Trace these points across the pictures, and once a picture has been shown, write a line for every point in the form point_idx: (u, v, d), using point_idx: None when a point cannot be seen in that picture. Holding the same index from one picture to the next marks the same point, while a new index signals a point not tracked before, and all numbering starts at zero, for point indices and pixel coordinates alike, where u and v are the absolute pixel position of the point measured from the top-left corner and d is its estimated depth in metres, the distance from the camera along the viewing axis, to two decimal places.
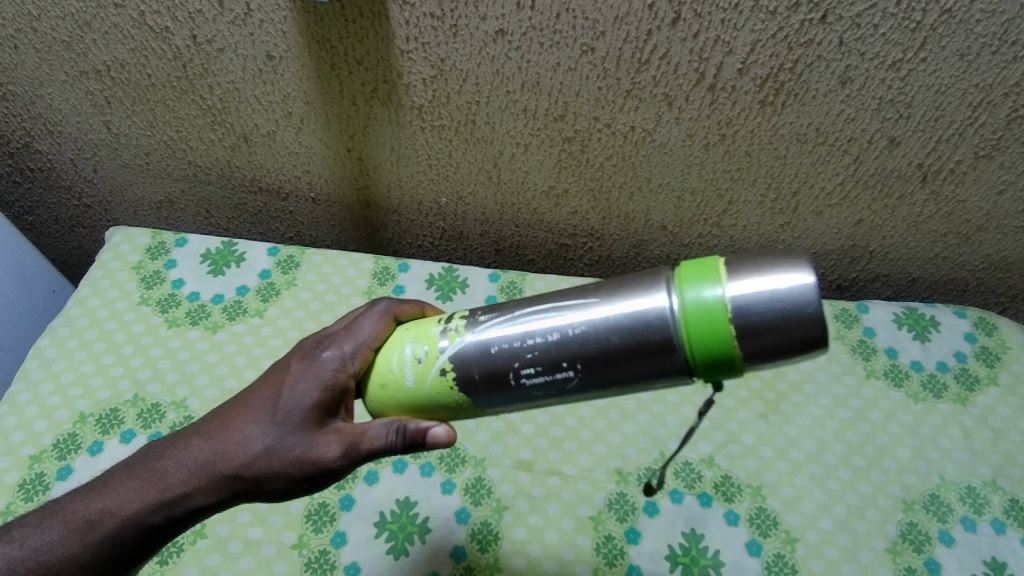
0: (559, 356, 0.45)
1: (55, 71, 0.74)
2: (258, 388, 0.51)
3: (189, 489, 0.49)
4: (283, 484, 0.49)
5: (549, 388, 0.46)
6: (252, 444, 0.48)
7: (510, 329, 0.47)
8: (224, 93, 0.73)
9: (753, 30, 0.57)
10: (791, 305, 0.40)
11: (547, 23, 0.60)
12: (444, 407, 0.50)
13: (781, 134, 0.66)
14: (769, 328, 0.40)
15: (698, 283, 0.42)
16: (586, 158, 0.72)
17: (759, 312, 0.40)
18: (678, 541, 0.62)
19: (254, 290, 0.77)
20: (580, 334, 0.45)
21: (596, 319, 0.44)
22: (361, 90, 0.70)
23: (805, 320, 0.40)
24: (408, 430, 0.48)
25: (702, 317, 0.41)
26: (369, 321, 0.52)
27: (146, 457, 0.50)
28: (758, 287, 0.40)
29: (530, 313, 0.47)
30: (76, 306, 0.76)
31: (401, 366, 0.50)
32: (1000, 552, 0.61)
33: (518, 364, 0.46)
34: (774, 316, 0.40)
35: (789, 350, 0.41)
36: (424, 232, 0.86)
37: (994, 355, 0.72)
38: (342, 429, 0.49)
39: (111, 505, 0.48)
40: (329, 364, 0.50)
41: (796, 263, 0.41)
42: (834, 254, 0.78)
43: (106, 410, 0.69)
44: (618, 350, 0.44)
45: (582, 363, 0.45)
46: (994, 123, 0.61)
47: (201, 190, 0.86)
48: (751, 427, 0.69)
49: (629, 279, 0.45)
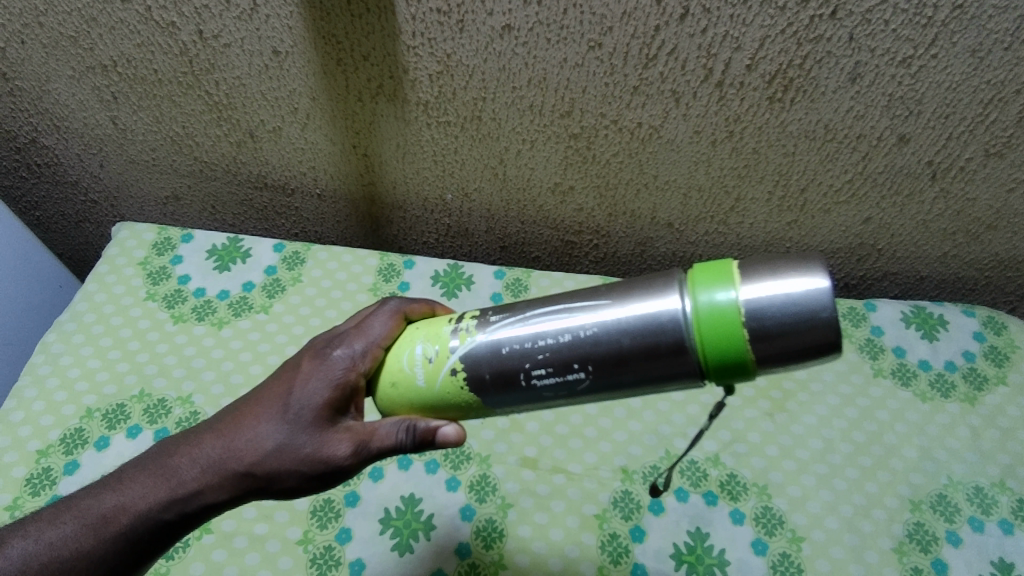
0: (571, 357, 0.45)
1: (62, 67, 0.74)
2: (268, 386, 0.51)
3: (201, 486, 0.49)
4: (293, 482, 0.49)
5: (559, 389, 0.46)
6: (263, 441, 0.48)
7: (521, 329, 0.47)
8: (230, 88, 0.73)
9: (762, 25, 0.57)
10: (805, 309, 0.40)
11: (554, 19, 0.60)
12: (454, 407, 0.50)
13: (788, 131, 0.65)
14: (782, 332, 0.40)
15: (711, 285, 0.42)
16: (592, 154, 0.72)
17: (772, 315, 0.40)
18: (683, 539, 0.62)
19: (260, 286, 0.77)
20: (592, 336, 0.45)
21: (609, 320, 0.44)
22: (367, 85, 0.69)
23: (819, 323, 0.39)
24: (417, 428, 0.49)
25: (715, 320, 0.41)
26: (379, 319, 0.52)
27: (158, 453, 0.51)
28: (773, 290, 0.40)
29: (541, 314, 0.47)
30: (82, 301, 0.76)
31: (411, 365, 0.50)
32: (1008, 554, 0.61)
33: (528, 365, 0.46)
34: (788, 319, 0.40)
35: (802, 354, 0.40)
36: (429, 228, 0.85)
37: (1003, 354, 0.72)
38: (353, 427, 0.49)
39: (122, 501, 0.48)
40: (340, 362, 0.50)
41: (809, 266, 0.41)
42: (842, 252, 0.77)
43: (113, 406, 0.69)
44: (629, 352, 0.44)
45: (593, 364, 0.45)
46: (1005, 121, 0.60)
47: (207, 186, 0.86)
48: (757, 426, 0.69)
49: (640, 280, 0.45)
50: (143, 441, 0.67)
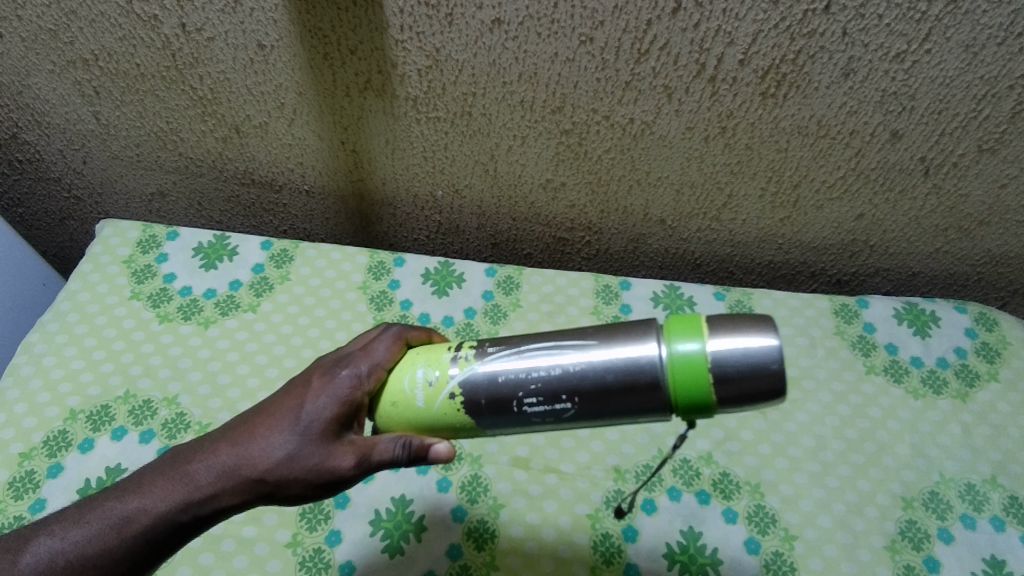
0: (560, 389, 0.47)
1: (41, 60, 0.72)
2: (277, 398, 0.50)
3: (217, 490, 0.47)
4: (300, 490, 0.48)
5: (546, 416, 0.48)
6: (273, 451, 0.48)
7: (515, 361, 0.49)
8: (215, 83, 0.71)
9: (755, 20, 0.56)
10: (760, 360, 0.43)
11: (545, 12, 0.59)
12: (448, 428, 0.51)
13: (782, 127, 0.65)
14: (740, 378, 0.43)
15: (682, 336, 0.44)
16: (584, 150, 0.71)
17: (732, 364, 0.43)
18: (675, 539, 0.62)
19: (247, 284, 0.76)
20: (581, 370, 0.47)
21: (597, 358, 0.46)
22: (355, 80, 0.68)
23: (771, 373, 0.43)
24: (413, 444, 0.49)
25: (685, 364, 0.44)
26: (383, 343, 0.53)
27: (174, 459, 0.49)
28: (732, 344, 0.43)
29: (535, 348, 0.49)
30: (65, 300, 0.74)
31: (411, 387, 0.51)
32: (999, 551, 0.61)
33: (521, 393, 0.48)
34: (745, 368, 0.43)
35: (757, 398, 0.44)
36: (420, 225, 0.84)
37: (995, 351, 0.72)
38: (355, 441, 0.49)
39: (144, 502, 0.46)
40: (345, 381, 0.50)
41: (764, 325, 0.44)
42: (834, 249, 0.77)
43: (97, 407, 0.68)
44: (612, 388, 0.46)
45: (580, 396, 0.47)
46: (998, 116, 0.60)
47: (193, 182, 0.84)
48: (750, 423, 0.68)
49: (623, 326, 0.48)
50: (129, 444, 0.66)
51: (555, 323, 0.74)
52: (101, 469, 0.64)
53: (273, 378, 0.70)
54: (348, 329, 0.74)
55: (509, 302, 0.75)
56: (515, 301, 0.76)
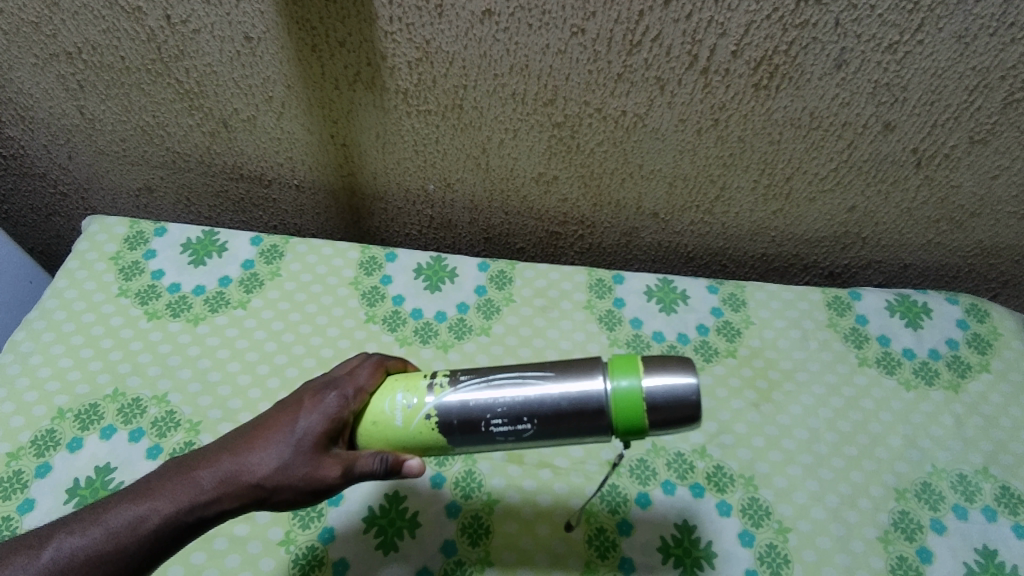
0: (523, 411, 0.49)
1: (24, 53, 0.71)
2: (272, 413, 0.50)
3: (218, 494, 0.47)
4: (291, 496, 0.48)
5: (509, 435, 0.50)
6: (268, 460, 0.47)
7: (482, 389, 0.50)
8: (202, 76, 0.70)
9: (747, 11, 0.56)
10: (680, 390, 0.46)
11: (536, 3, 0.58)
12: (422, 447, 0.51)
13: (774, 119, 0.65)
14: (661, 405, 0.47)
15: (621, 372, 0.48)
16: (576, 143, 0.71)
17: (657, 393, 0.46)
18: (670, 532, 0.62)
19: (236, 281, 0.75)
20: (541, 396, 0.49)
21: (554, 386, 0.49)
22: (344, 73, 0.67)
23: (687, 403, 0.46)
24: (390, 458, 0.49)
25: (625, 395, 0.47)
26: (365, 370, 0.53)
27: (179, 465, 0.48)
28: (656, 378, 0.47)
29: (502, 377, 0.50)
30: (51, 297, 0.73)
31: (392, 408, 0.51)
32: (991, 540, 0.61)
33: (487, 415, 0.49)
34: (666, 397, 0.46)
35: (678, 423, 0.47)
36: (412, 220, 0.84)
37: (986, 341, 0.72)
38: (340, 454, 0.49)
39: (156, 503, 0.46)
40: (333, 401, 0.50)
41: (687, 364, 0.48)
42: (827, 241, 0.77)
43: (85, 406, 0.67)
44: (566, 413, 0.48)
45: (539, 418, 0.49)
46: (990, 107, 0.60)
47: (181, 176, 0.83)
48: (744, 417, 0.68)
49: None
50: (119, 443, 0.65)
51: (549, 318, 0.74)
52: (90, 469, 0.63)
53: (264, 376, 0.69)
54: (340, 326, 0.73)
55: (502, 296, 0.75)
56: (508, 296, 0.75)
